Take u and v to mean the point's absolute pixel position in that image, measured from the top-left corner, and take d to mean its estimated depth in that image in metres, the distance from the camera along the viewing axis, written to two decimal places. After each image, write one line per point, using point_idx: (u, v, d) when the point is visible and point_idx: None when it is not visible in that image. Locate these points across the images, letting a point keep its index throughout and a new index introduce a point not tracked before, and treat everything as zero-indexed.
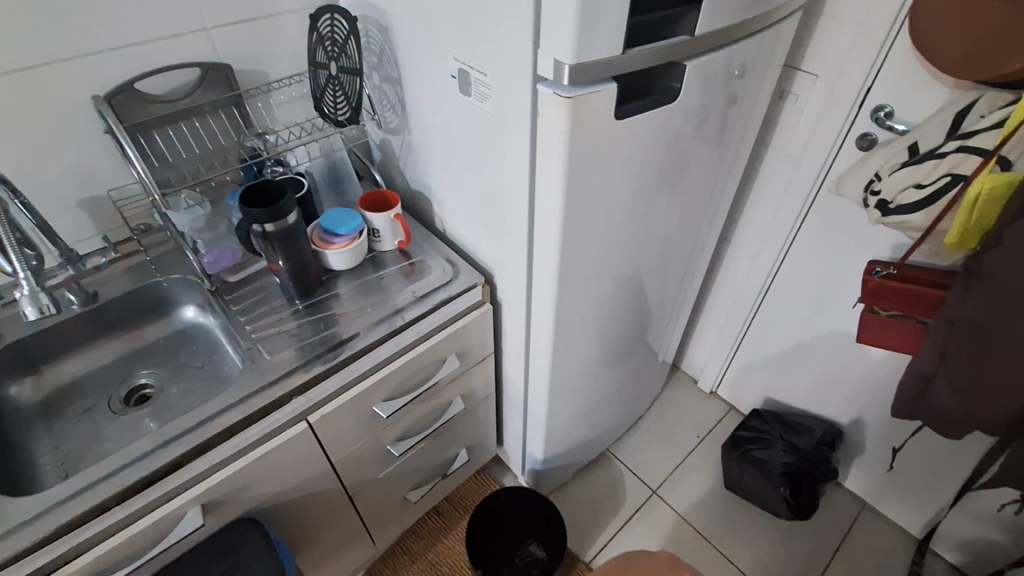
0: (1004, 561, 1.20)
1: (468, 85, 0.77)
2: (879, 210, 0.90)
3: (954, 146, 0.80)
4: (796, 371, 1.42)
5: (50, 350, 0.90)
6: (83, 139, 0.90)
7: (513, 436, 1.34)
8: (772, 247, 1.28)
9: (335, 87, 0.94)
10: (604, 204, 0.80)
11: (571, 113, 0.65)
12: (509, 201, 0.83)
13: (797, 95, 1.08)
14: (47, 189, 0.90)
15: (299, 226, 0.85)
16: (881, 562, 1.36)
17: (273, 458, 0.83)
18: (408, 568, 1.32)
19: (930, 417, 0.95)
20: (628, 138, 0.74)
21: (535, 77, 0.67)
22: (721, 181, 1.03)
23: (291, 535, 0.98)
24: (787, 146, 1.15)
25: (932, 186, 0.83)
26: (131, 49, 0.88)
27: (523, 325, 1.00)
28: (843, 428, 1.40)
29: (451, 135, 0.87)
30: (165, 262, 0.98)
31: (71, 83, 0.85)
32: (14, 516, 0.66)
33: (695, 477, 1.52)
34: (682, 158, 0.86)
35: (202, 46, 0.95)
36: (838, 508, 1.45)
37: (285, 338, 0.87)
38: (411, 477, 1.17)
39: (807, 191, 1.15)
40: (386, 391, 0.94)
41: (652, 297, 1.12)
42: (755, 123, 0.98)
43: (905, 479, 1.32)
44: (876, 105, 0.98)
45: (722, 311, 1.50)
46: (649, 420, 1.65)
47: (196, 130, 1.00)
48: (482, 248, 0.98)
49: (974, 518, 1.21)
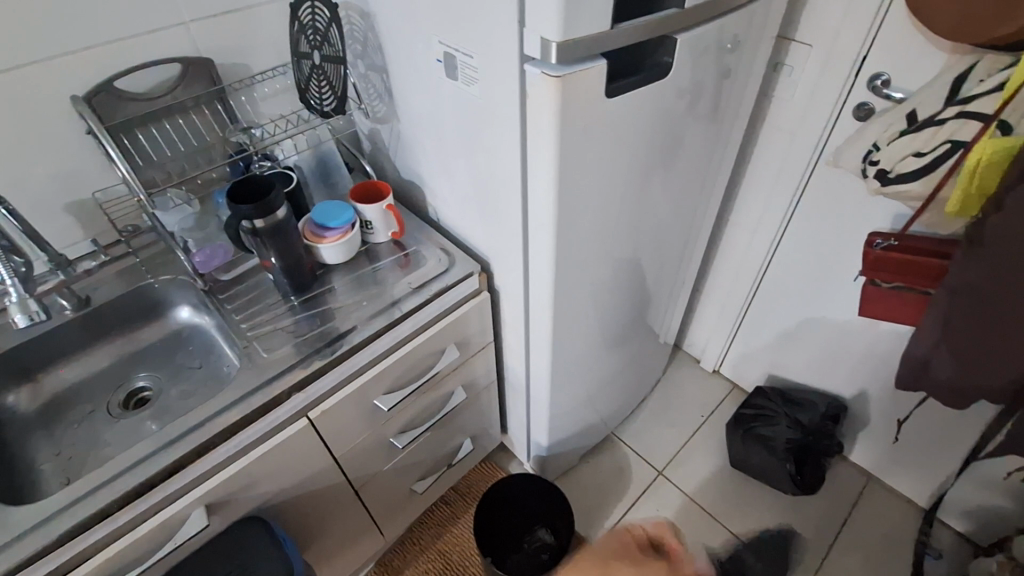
0: (1011, 528, 1.20)
1: (454, 69, 0.75)
2: (878, 179, 0.88)
3: (954, 112, 0.78)
4: (799, 346, 1.41)
5: (46, 357, 0.89)
6: (64, 141, 0.88)
7: (517, 423, 1.34)
8: (771, 222, 1.27)
9: (319, 77, 0.92)
10: (599, 185, 0.78)
11: (561, 93, 0.64)
12: (501, 186, 0.81)
13: (791, 67, 1.06)
14: (32, 193, 0.88)
15: (288, 220, 0.83)
16: (888, 533, 1.36)
17: (276, 456, 0.82)
18: (419, 557, 1.33)
19: (934, 388, 0.95)
20: (620, 117, 0.72)
21: (523, 57, 0.65)
22: (717, 158, 1.01)
23: (299, 530, 0.98)
24: (783, 119, 1.13)
25: (931, 154, 0.81)
26: (107, 47, 0.86)
27: (522, 312, 0.99)
28: (847, 402, 1.40)
29: (440, 122, 0.86)
30: (155, 263, 0.96)
31: (48, 85, 0.83)
32: (16, 525, 0.66)
33: (701, 457, 1.52)
34: (676, 135, 0.84)
35: (181, 40, 0.93)
36: (843, 482, 1.45)
37: (282, 335, 0.86)
38: (417, 467, 1.17)
39: (805, 165, 1.13)
40: (386, 384, 0.94)
41: (651, 278, 1.11)
42: (750, 96, 0.96)
43: (910, 450, 1.32)
44: (872, 73, 0.96)
45: (721, 289, 1.49)
46: (653, 401, 1.65)
47: (180, 127, 0.98)
48: (476, 235, 0.97)
49: (981, 486, 1.21)
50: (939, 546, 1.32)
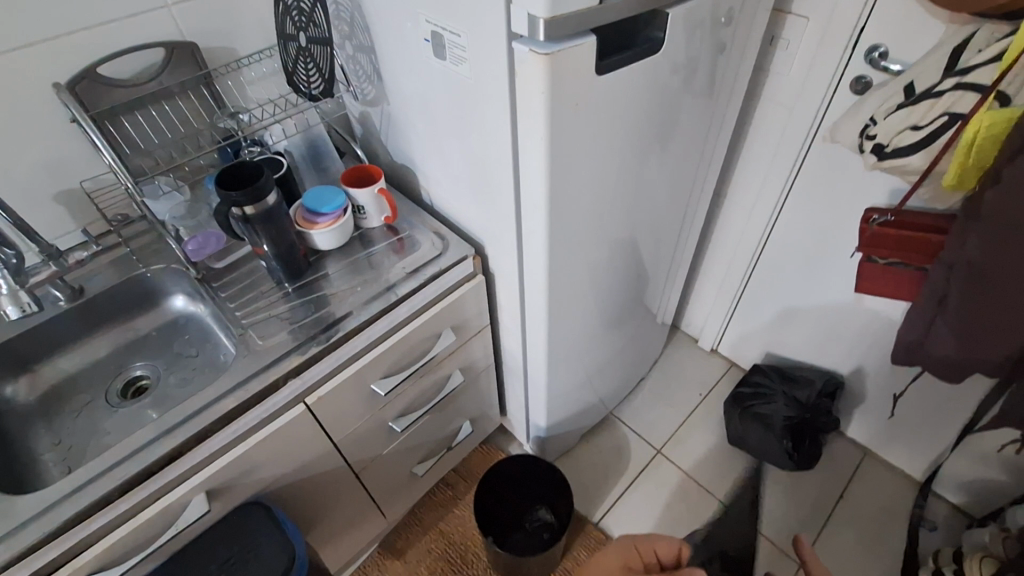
0: (1005, 499, 1.22)
1: (442, 48, 0.74)
2: (874, 154, 0.87)
3: (950, 83, 0.77)
4: (795, 324, 1.42)
5: (43, 348, 0.89)
6: (50, 130, 0.87)
7: (515, 405, 1.34)
8: (768, 200, 1.26)
9: (305, 59, 0.90)
10: (591, 165, 0.77)
11: (549, 71, 0.63)
12: (494, 167, 0.80)
13: (787, 40, 1.04)
14: (21, 184, 0.88)
15: (279, 206, 0.82)
16: (883, 506, 1.38)
17: (275, 442, 0.83)
18: (421, 538, 1.34)
19: (929, 363, 0.95)
20: (612, 95, 0.71)
21: (510, 34, 0.64)
22: (713, 135, 1.00)
23: (299, 514, 0.99)
24: (780, 94, 1.11)
25: (929, 128, 0.80)
26: (90, 32, 0.84)
27: (517, 294, 0.99)
28: (844, 378, 1.40)
29: (430, 103, 0.84)
30: (147, 252, 0.96)
31: (30, 72, 0.82)
32: (17, 514, 0.66)
33: (699, 434, 1.53)
34: (671, 113, 0.83)
35: (166, 25, 0.91)
36: (840, 457, 1.47)
37: (276, 322, 0.86)
38: (417, 450, 1.18)
39: (802, 140, 1.12)
40: (383, 368, 0.94)
41: (648, 257, 1.11)
42: (745, 71, 0.95)
43: (906, 424, 1.33)
44: (870, 45, 0.94)
45: (719, 268, 1.49)
46: (651, 381, 1.66)
47: (167, 114, 0.97)
48: (471, 218, 0.96)
49: (976, 459, 1.22)
50: (934, 518, 1.34)
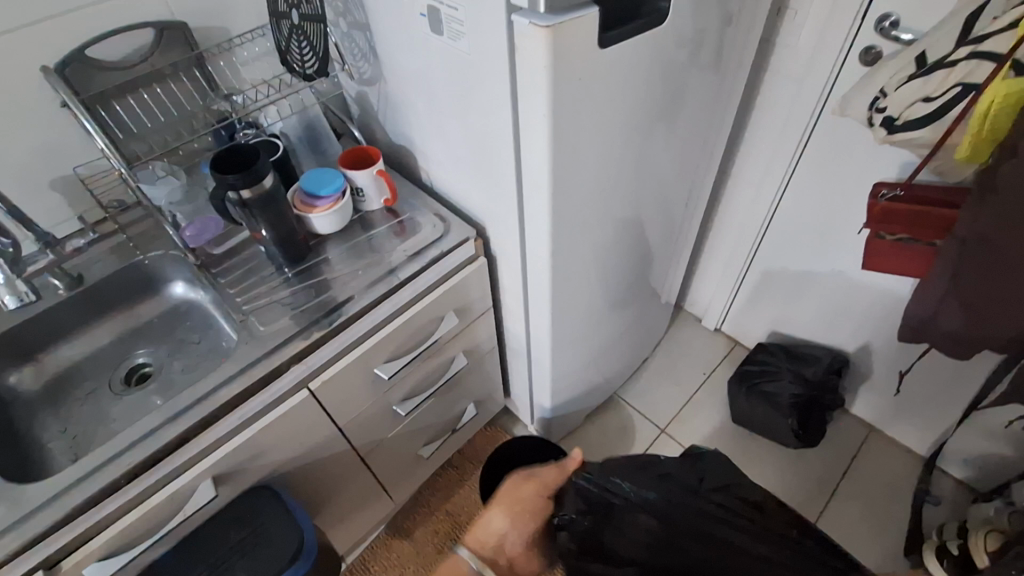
0: (1011, 473, 1.22)
1: (440, 23, 0.71)
2: (885, 128, 0.84)
3: (966, 52, 0.73)
4: (801, 302, 1.40)
5: (44, 337, 0.89)
6: (42, 116, 0.85)
7: (521, 386, 1.34)
8: (775, 176, 1.24)
9: (299, 37, 0.88)
10: (593, 144, 0.76)
11: (551, 45, 0.61)
12: (496, 147, 0.79)
13: (795, 11, 1.02)
14: (17, 171, 0.87)
15: (277, 189, 0.81)
16: (888, 483, 1.39)
17: (280, 427, 0.83)
18: (427, 519, 1.36)
19: (937, 339, 0.94)
20: (615, 69, 0.69)
21: (510, 6, 0.62)
22: (717, 113, 0.99)
23: (305, 498, 0.99)
24: (787, 66, 1.09)
25: (942, 99, 0.76)
26: (80, 13, 0.82)
27: (521, 276, 0.98)
28: (850, 356, 1.40)
29: (429, 81, 0.82)
30: (145, 238, 0.95)
31: (19, 55, 0.80)
32: (28, 501, 0.67)
33: (703, 413, 1.54)
34: (677, 88, 0.81)
35: (156, 4, 0.89)
36: (845, 435, 1.47)
37: (278, 308, 0.85)
38: (423, 432, 1.19)
39: (810, 115, 1.10)
40: (386, 353, 0.93)
41: (653, 236, 1.09)
42: (754, 40, 0.92)
43: (912, 401, 1.33)
44: (881, 14, 0.92)
45: (724, 246, 1.47)
46: (656, 360, 1.66)
47: (160, 97, 0.95)
48: (472, 199, 0.94)
49: (983, 434, 1.22)
50: (939, 493, 1.34)
